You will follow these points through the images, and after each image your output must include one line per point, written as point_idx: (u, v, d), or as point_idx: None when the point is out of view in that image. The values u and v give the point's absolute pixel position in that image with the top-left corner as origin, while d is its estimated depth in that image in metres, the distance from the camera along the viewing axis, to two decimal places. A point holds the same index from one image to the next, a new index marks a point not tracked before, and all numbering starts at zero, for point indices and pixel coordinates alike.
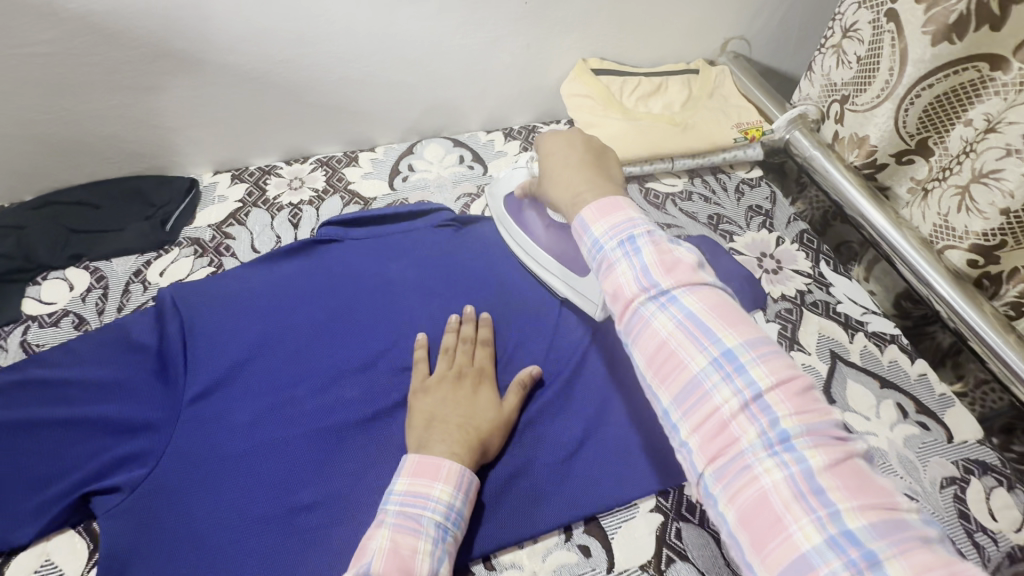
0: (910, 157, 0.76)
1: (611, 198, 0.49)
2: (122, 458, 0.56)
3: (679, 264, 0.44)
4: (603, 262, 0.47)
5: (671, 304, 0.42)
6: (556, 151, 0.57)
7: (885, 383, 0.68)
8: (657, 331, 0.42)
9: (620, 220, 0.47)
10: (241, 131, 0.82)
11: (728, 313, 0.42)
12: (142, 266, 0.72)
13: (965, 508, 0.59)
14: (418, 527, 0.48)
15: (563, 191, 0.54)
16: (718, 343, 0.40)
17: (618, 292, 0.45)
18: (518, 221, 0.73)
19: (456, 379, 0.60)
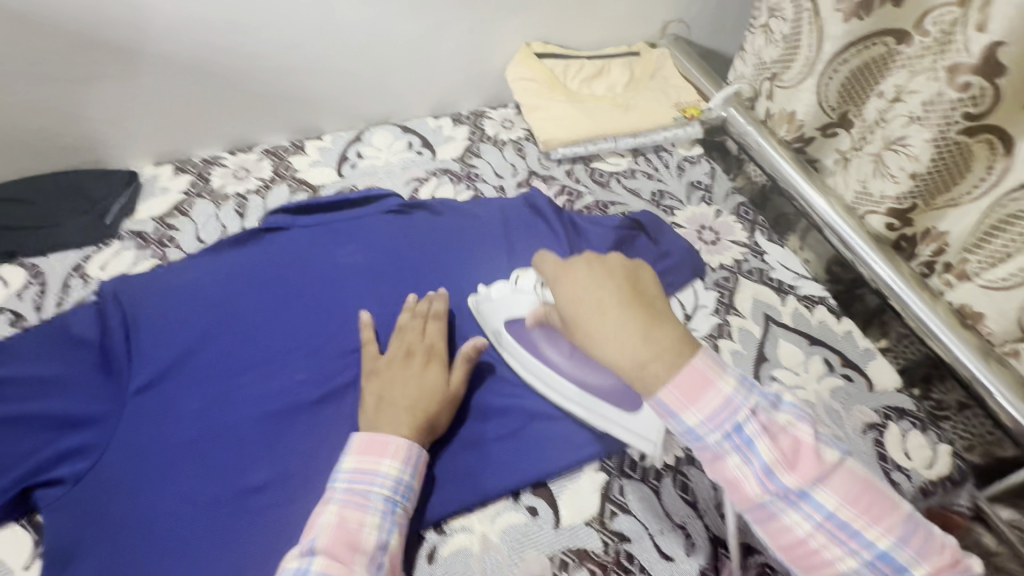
0: (834, 129, 0.80)
1: (692, 369, 0.43)
2: (67, 451, 0.55)
3: (798, 450, 0.42)
4: (709, 453, 0.43)
5: (806, 504, 0.40)
6: (584, 294, 0.47)
7: (814, 341, 0.72)
8: (793, 530, 0.41)
9: (716, 403, 0.42)
10: (181, 121, 0.81)
11: (861, 492, 0.41)
12: (83, 260, 0.71)
13: (883, 450, 0.64)
14: (365, 502, 0.49)
15: (618, 354, 0.44)
16: (861, 539, 0.40)
17: (737, 488, 0.42)
18: (530, 352, 0.63)
19: (404, 359, 0.60)
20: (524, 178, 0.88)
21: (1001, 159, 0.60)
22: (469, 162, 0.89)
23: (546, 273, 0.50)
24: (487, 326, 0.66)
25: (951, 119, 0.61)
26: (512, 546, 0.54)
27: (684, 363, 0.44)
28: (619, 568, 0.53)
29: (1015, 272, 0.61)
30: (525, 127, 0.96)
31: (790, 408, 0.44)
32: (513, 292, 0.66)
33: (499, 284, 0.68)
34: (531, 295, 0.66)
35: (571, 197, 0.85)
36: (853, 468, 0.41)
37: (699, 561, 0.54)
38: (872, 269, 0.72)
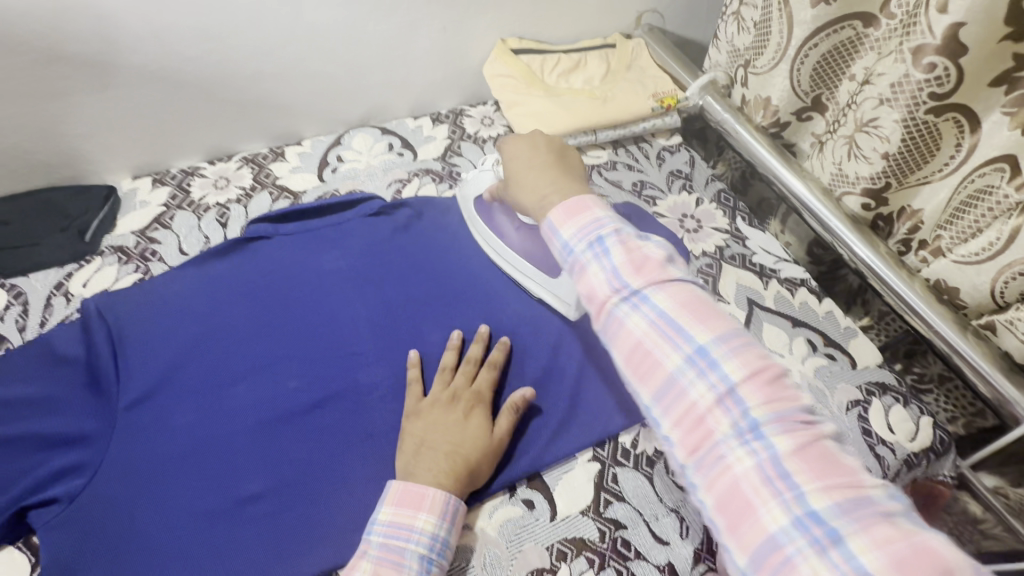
0: (808, 113, 0.82)
1: (579, 199, 0.51)
2: (60, 470, 0.55)
3: (649, 263, 0.47)
4: (575, 263, 0.49)
5: (643, 303, 0.45)
6: (518, 157, 0.60)
7: (797, 323, 0.74)
8: (632, 331, 0.45)
9: (587, 220, 0.49)
10: (157, 133, 0.80)
11: (699, 309, 0.45)
12: (64, 278, 0.70)
13: (867, 425, 0.65)
14: (400, 561, 0.48)
15: (529, 195, 0.56)
16: (690, 341, 0.43)
17: (593, 295, 0.48)
18: (488, 222, 0.74)
19: (451, 403, 0.58)
20: None
21: (969, 136, 0.62)
22: (451, 162, 0.89)
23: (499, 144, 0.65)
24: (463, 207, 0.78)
25: (919, 100, 0.63)
26: (510, 540, 0.55)
27: (576, 196, 0.52)
28: (616, 556, 0.54)
29: (985, 246, 0.62)
30: (505, 123, 0.96)
31: (656, 240, 0.49)
32: (479, 173, 0.76)
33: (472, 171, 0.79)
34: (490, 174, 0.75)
35: None
36: (697, 291, 0.46)
37: (693, 544, 0.55)
38: (853, 251, 0.74)
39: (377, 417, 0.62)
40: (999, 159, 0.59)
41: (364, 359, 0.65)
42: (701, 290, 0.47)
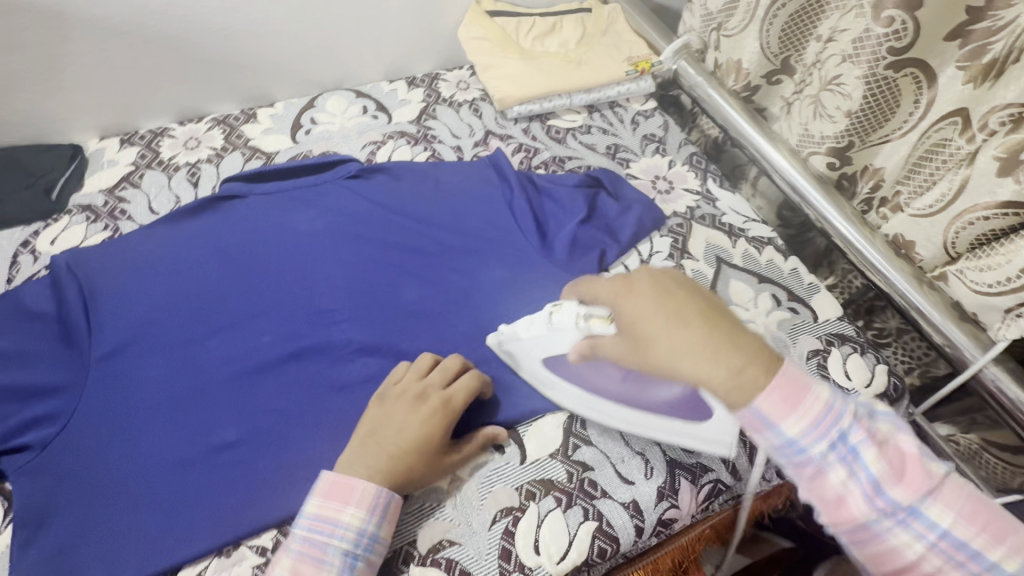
0: (778, 76, 0.83)
1: (790, 382, 0.42)
2: (32, 419, 0.55)
3: (902, 462, 0.42)
4: (811, 468, 0.42)
5: (914, 520, 0.41)
6: (654, 309, 0.44)
7: (762, 279, 0.76)
8: (894, 543, 0.41)
9: (820, 414, 0.42)
10: (123, 89, 0.80)
11: (970, 507, 0.41)
12: (31, 236, 0.69)
13: (826, 373, 0.68)
14: (323, 556, 0.47)
15: (708, 365, 0.42)
16: (968, 551, 0.40)
17: (840, 503, 0.42)
18: (579, 386, 0.59)
19: (416, 401, 0.55)
20: (480, 138, 0.88)
21: (926, 91, 0.64)
22: (426, 124, 0.89)
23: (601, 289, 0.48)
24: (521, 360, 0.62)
25: (879, 55, 0.64)
26: (479, 483, 0.56)
27: (776, 370, 0.43)
28: (583, 494, 0.56)
29: (938, 198, 0.65)
30: (481, 88, 0.96)
31: (888, 418, 0.45)
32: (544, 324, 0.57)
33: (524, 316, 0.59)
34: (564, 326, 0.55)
35: (528, 154, 0.87)
36: (957, 481, 0.42)
37: (657, 483, 0.57)
38: (833, 226, 0.74)
39: (352, 370, 0.62)
40: (953, 114, 0.62)
41: (339, 316, 0.65)
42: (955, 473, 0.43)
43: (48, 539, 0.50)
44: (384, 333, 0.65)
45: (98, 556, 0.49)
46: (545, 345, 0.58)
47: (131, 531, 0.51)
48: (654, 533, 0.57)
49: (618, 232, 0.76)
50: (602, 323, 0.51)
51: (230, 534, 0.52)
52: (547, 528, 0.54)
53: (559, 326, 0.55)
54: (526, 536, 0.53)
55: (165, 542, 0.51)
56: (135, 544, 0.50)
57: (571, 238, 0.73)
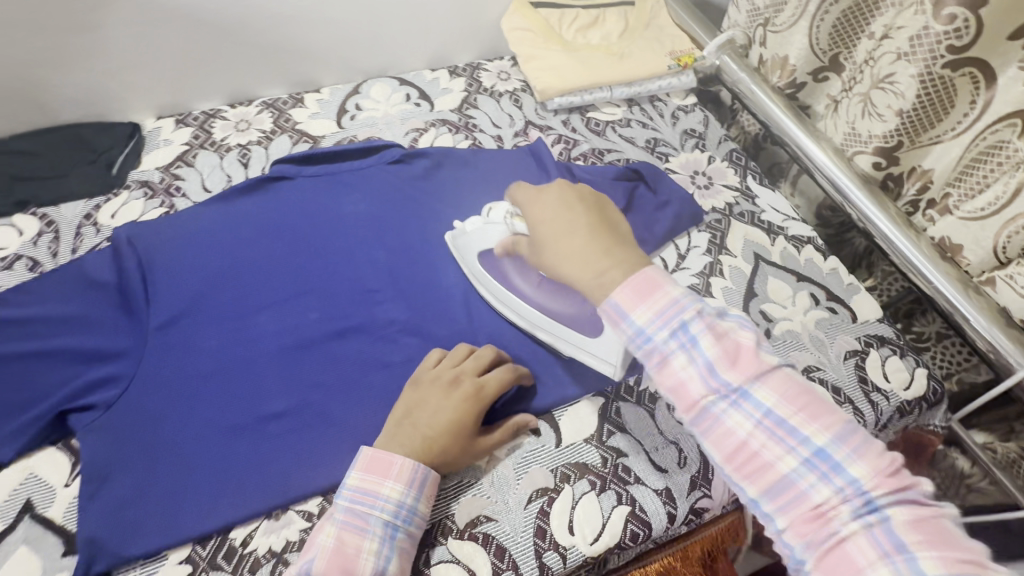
0: (825, 74, 0.82)
1: (641, 275, 0.48)
2: (96, 380, 0.58)
3: (740, 353, 0.45)
4: (656, 356, 0.46)
5: (745, 401, 0.43)
6: (552, 215, 0.55)
7: (801, 278, 0.75)
8: (734, 431, 0.43)
9: (665, 304, 0.46)
10: (179, 70, 0.83)
11: (802, 398, 0.43)
12: (93, 209, 0.73)
13: (864, 373, 0.68)
14: (365, 526, 0.48)
15: (577, 266, 0.51)
16: (805, 441, 0.42)
17: (682, 390, 0.45)
18: (502, 281, 0.66)
19: (450, 387, 0.56)
20: (520, 128, 0.89)
21: (983, 92, 0.63)
22: (467, 113, 0.90)
23: (522, 200, 0.59)
24: (460, 259, 0.69)
25: (937, 53, 0.63)
26: (516, 463, 0.58)
27: (636, 269, 0.49)
28: (617, 479, 0.57)
29: (992, 202, 0.65)
30: (521, 78, 0.97)
31: (737, 319, 0.47)
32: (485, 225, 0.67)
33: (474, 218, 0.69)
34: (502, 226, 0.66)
35: (567, 145, 0.87)
36: (795, 376, 0.45)
37: (690, 472, 0.58)
38: (872, 225, 0.73)
39: (394, 349, 0.64)
40: (1012, 115, 0.61)
41: (382, 297, 0.67)
42: (796, 373, 0.46)
43: (111, 494, 0.53)
44: (425, 314, 0.66)
45: (156, 512, 0.52)
46: (483, 238, 0.67)
47: (186, 489, 0.53)
48: (686, 522, 0.57)
49: (657, 226, 0.76)
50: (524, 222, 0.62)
51: (279, 498, 0.54)
52: (581, 510, 0.55)
53: (494, 222, 0.67)
54: (561, 516, 0.55)
55: (219, 502, 0.53)
56: (190, 503, 0.53)
57: None
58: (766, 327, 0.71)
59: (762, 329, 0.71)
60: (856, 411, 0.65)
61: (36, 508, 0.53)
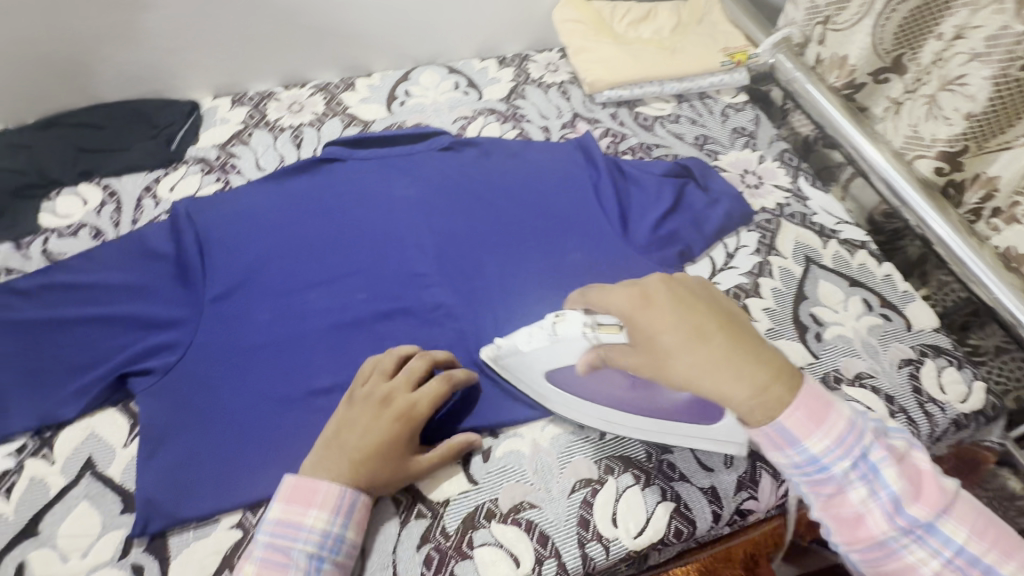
0: (886, 74, 0.80)
1: (807, 394, 0.45)
2: (153, 346, 0.60)
3: (918, 481, 0.44)
4: (831, 485, 0.44)
5: (930, 534, 0.42)
6: (676, 321, 0.45)
7: (854, 283, 0.74)
8: (918, 567, 0.42)
9: (842, 431, 0.44)
10: (237, 52, 0.85)
11: (980, 524, 0.43)
12: (152, 182, 0.75)
13: (918, 383, 0.66)
14: (287, 561, 0.46)
15: (733, 382, 0.44)
16: (987, 569, 0.41)
17: (857, 521, 0.43)
18: (584, 395, 0.56)
19: (380, 407, 0.53)
20: (568, 120, 0.89)
21: None
22: (515, 104, 0.90)
23: (619, 303, 0.48)
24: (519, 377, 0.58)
25: (1016, 55, 0.62)
26: (560, 452, 0.58)
27: (795, 384, 0.45)
28: (661, 475, 0.57)
29: None
30: (570, 71, 0.96)
31: (899, 437, 0.47)
32: (550, 342, 0.53)
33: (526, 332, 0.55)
34: (576, 342, 0.52)
35: (615, 139, 0.87)
36: (967, 497, 0.44)
37: (737, 472, 0.57)
38: (930, 229, 0.71)
39: (440, 333, 0.64)
40: None
41: (430, 281, 0.68)
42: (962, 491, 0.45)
43: (166, 456, 0.54)
44: (472, 300, 0.67)
45: (209, 477, 0.54)
46: (550, 357, 0.54)
47: (238, 457, 0.55)
48: (731, 522, 0.56)
49: (707, 224, 0.75)
50: (609, 331, 0.49)
51: None
52: (624, 502, 0.55)
53: (565, 338, 0.52)
54: (604, 507, 0.55)
55: (269, 471, 0.55)
56: (241, 471, 0.54)
57: (658, 226, 0.73)
58: (816, 330, 0.69)
59: (812, 332, 0.69)
60: (910, 420, 0.63)
61: (97, 466, 0.55)
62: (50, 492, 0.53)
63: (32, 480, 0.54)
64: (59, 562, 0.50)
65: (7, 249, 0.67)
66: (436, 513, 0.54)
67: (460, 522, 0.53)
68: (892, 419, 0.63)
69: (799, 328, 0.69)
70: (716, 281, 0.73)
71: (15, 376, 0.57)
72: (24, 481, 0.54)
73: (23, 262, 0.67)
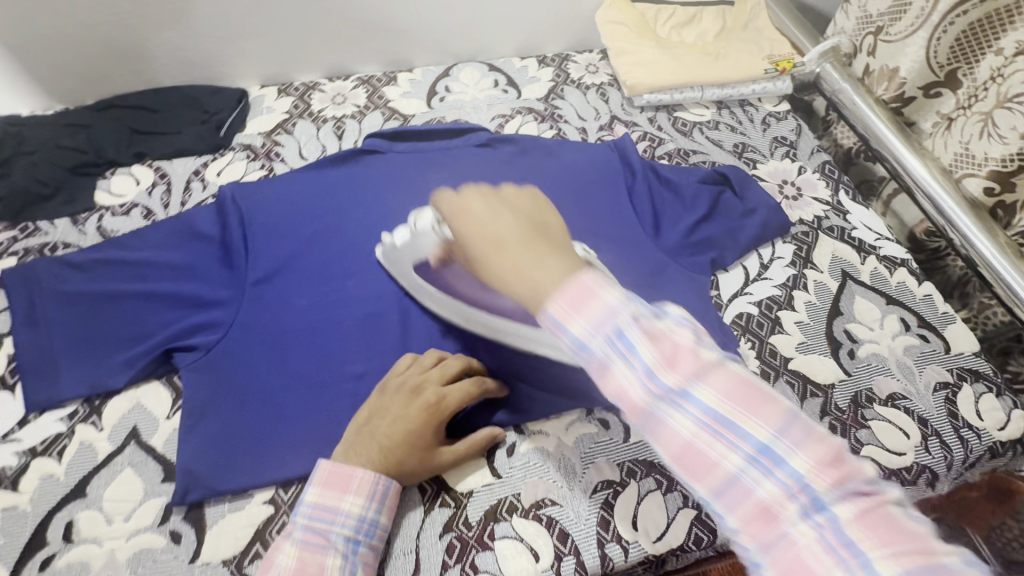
0: (938, 89, 0.77)
1: (576, 278, 0.40)
2: (197, 325, 0.62)
3: (678, 352, 0.36)
4: (594, 364, 0.38)
5: (685, 403, 0.35)
6: (481, 226, 0.47)
7: (891, 301, 0.72)
8: (676, 434, 0.35)
9: (600, 309, 0.38)
10: (285, 42, 0.87)
11: (750, 393, 0.35)
12: (200, 166, 0.77)
13: (955, 408, 0.64)
14: (326, 543, 0.47)
15: (509, 274, 0.44)
16: (748, 438, 0.34)
17: (619, 397, 0.37)
18: (444, 290, 0.62)
19: (412, 395, 0.54)
20: (605, 122, 0.89)
21: None
22: (553, 104, 0.90)
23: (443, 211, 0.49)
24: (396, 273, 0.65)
25: None
26: (584, 452, 0.58)
27: (567, 272, 0.42)
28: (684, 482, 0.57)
29: None
30: (609, 73, 0.96)
31: (677, 315, 0.39)
32: (412, 235, 0.61)
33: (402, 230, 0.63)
34: (430, 234, 0.58)
35: (652, 143, 0.86)
36: (739, 368, 0.36)
37: None
38: (973, 247, 0.69)
39: None
40: None
41: None
42: (741, 365, 0.37)
43: (206, 430, 0.57)
44: None
45: (245, 453, 0.56)
46: (413, 249, 0.61)
47: (273, 436, 0.57)
48: None
49: (742, 233, 0.75)
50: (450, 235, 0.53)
51: None
52: (645, 506, 0.55)
53: (422, 231, 0.60)
54: (625, 510, 0.55)
55: (302, 452, 0.57)
56: (275, 450, 0.56)
57: (692, 232, 0.73)
58: (850, 347, 0.68)
59: (846, 349, 0.68)
60: (944, 444, 0.62)
61: (141, 435, 0.58)
62: (97, 457, 0.56)
63: (81, 444, 0.57)
64: (103, 523, 0.53)
65: (64, 224, 0.71)
66: (459, 503, 0.55)
67: (482, 513, 0.55)
68: (925, 443, 0.62)
69: (831, 343, 0.68)
70: (749, 291, 0.72)
71: (69, 345, 0.60)
72: (74, 445, 0.57)
73: (79, 237, 0.70)
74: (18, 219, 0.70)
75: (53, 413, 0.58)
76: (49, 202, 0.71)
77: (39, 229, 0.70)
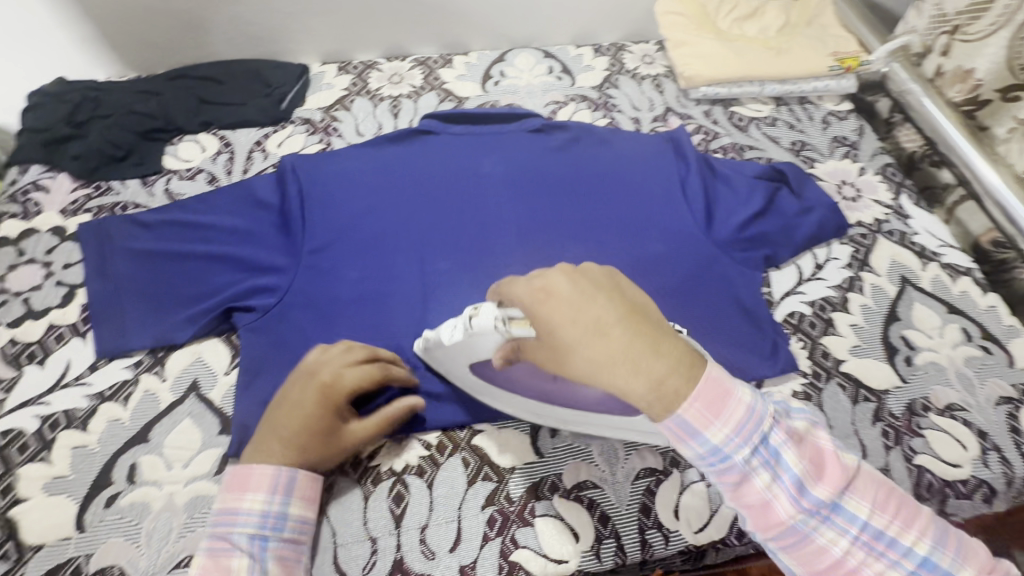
0: (1016, 93, 0.72)
1: (707, 380, 0.40)
2: (255, 287, 0.64)
3: (822, 459, 0.40)
4: (734, 473, 0.40)
5: (836, 517, 0.39)
6: (573, 312, 0.39)
7: (953, 309, 0.69)
8: (829, 551, 0.39)
9: (740, 416, 0.40)
10: (347, 21, 0.89)
11: (891, 499, 0.40)
12: (262, 137, 0.80)
13: (1017, 424, 0.62)
14: (230, 545, 0.46)
15: (627, 374, 0.39)
16: (906, 551, 0.38)
17: (765, 510, 0.39)
18: (506, 384, 0.55)
19: (309, 378, 0.52)
20: (659, 114, 0.88)
21: None
22: (607, 92, 0.90)
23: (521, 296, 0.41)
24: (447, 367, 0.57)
25: None
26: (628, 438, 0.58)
27: (697, 375, 0.40)
28: None
29: None
30: (665, 64, 0.95)
31: (801, 416, 0.44)
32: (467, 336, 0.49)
33: (450, 327, 0.51)
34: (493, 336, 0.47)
35: (707, 136, 0.85)
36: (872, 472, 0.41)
37: None
38: None
39: None
40: None
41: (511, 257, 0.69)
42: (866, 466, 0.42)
43: (261, 388, 0.59)
44: None
45: None
46: (470, 351, 0.51)
47: None
48: None
49: (797, 230, 0.73)
50: (523, 327, 0.45)
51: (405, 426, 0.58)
52: (689, 496, 0.55)
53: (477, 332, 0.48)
54: (668, 498, 0.55)
55: None
56: None
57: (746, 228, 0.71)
58: (906, 354, 0.66)
59: (902, 355, 0.66)
60: (1003, 459, 0.60)
61: (201, 388, 0.61)
62: (161, 406, 0.59)
63: (146, 392, 0.60)
64: (164, 468, 0.56)
65: (135, 184, 0.74)
66: (501, 478, 0.56)
67: (524, 490, 0.55)
68: (983, 457, 0.60)
69: (886, 349, 0.66)
70: (802, 290, 0.71)
71: (137, 298, 0.63)
72: (139, 393, 0.60)
73: (147, 199, 0.74)
74: (92, 178, 0.74)
75: (121, 361, 0.61)
76: (122, 163, 0.75)
77: (111, 188, 0.74)
